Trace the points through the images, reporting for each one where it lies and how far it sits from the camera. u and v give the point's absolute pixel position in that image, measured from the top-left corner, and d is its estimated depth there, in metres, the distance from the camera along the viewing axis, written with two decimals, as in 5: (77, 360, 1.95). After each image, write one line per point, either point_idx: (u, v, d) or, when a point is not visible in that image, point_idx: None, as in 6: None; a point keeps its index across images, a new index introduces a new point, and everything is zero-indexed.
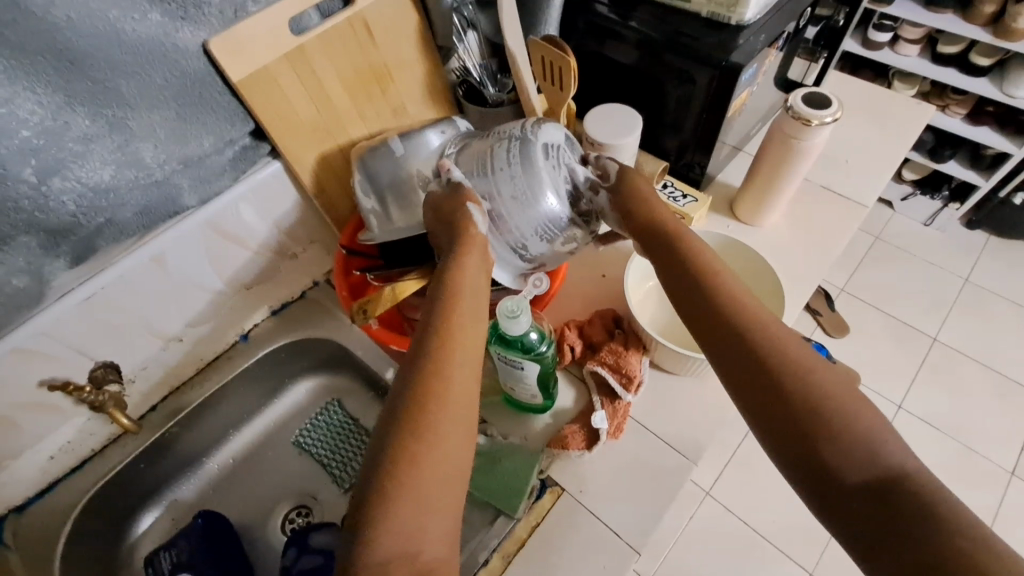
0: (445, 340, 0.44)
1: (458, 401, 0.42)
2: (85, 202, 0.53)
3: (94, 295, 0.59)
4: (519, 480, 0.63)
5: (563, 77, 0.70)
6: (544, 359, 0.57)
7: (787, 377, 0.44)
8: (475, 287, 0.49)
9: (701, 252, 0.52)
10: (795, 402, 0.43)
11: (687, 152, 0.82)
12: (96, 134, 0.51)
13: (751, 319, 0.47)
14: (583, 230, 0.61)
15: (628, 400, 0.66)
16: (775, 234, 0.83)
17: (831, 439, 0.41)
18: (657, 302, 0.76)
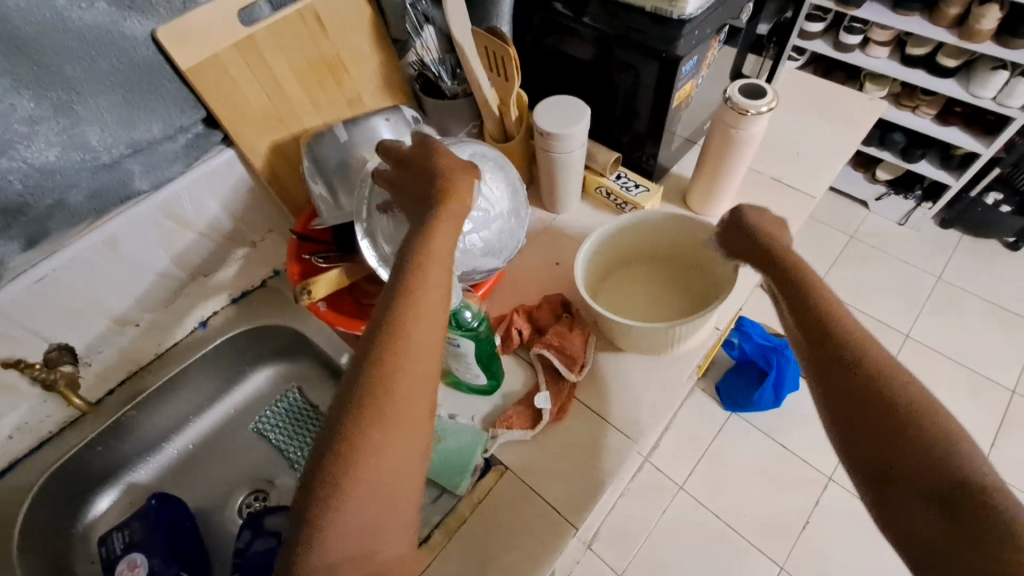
0: (389, 313, 0.45)
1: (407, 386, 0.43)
2: (32, 182, 0.54)
3: (47, 276, 0.61)
4: (462, 459, 0.65)
5: (508, 67, 0.73)
6: (478, 334, 0.59)
7: (871, 377, 0.44)
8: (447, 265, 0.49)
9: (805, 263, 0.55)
10: (867, 397, 0.43)
11: (639, 144, 0.85)
12: (42, 117, 0.52)
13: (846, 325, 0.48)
14: (494, 253, 0.68)
15: (572, 381, 0.68)
16: None
17: (907, 439, 0.41)
18: (610, 286, 0.78)
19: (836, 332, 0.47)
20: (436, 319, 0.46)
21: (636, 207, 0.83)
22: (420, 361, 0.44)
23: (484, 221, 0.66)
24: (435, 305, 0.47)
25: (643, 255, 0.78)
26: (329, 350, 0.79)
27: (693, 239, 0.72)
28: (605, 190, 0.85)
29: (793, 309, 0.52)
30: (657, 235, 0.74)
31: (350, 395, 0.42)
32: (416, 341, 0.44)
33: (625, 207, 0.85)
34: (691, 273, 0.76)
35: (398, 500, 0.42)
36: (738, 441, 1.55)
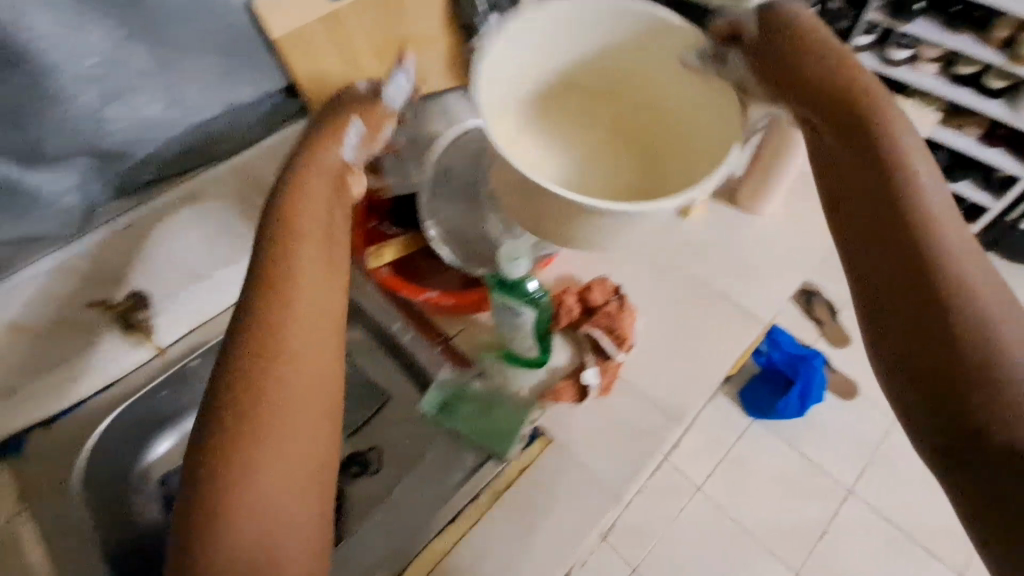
0: (274, 298, 0.48)
1: (296, 323, 0.48)
2: (134, 134, 0.57)
3: (132, 224, 0.67)
4: (509, 425, 0.68)
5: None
6: (539, 305, 0.61)
7: (928, 246, 0.45)
8: (328, 249, 0.53)
9: (892, 106, 0.51)
10: (915, 259, 0.46)
11: None
12: (150, 72, 0.54)
13: (918, 194, 0.47)
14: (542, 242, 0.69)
15: (619, 360, 0.70)
16: (773, 223, 0.86)
17: (936, 306, 0.44)
18: (557, 132, 0.67)
19: (903, 195, 0.47)
20: (326, 301, 0.50)
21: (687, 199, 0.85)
22: (309, 312, 0.49)
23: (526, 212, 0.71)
24: (314, 258, 0.52)
25: (579, 88, 0.66)
26: (379, 318, 0.81)
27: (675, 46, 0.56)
28: None
29: (853, 169, 0.50)
30: (623, 48, 0.60)
31: (236, 386, 0.45)
32: (303, 327, 0.48)
33: None
34: (642, 128, 0.66)
35: (304, 468, 0.45)
36: (760, 447, 1.55)
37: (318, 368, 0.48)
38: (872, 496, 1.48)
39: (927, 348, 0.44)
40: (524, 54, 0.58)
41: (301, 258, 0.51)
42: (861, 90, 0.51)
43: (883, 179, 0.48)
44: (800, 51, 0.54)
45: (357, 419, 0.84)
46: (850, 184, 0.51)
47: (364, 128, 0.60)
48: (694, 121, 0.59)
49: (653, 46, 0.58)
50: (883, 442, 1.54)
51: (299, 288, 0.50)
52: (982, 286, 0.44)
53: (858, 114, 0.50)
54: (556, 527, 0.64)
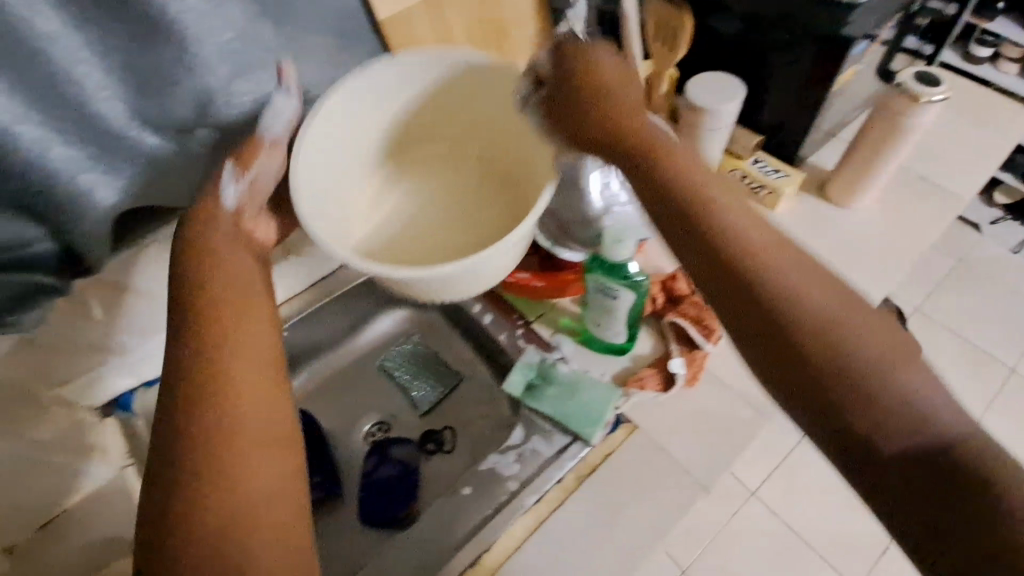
0: (194, 344, 0.45)
1: (208, 378, 0.43)
2: (254, 107, 0.57)
3: None
4: (596, 410, 0.67)
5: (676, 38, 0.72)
6: (641, 288, 0.60)
7: (807, 326, 0.39)
8: (232, 282, 0.50)
9: (661, 143, 0.48)
10: (805, 339, 0.39)
11: (783, 129, 0.82)
12: (275, 47, 0.55)
13: (720, 218, 0.43)
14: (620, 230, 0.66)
15: (707, 350, 0.69)
16: (865, 218, 0.83)
17: (795, 350, 0.39)
18: (413, 189, 0.71)
19: (705, 230, 0.43)
20: (249, 320, 0.48)
21: (774, 191, 0.83)
22: (238, 358, 0.45)
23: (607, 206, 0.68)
24: (230, 304, 0.48)
25: (441, 138, 0.70)
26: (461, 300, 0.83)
27: (505, 93, 0.61)
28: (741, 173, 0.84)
29: (685, 246, 0.44)
30: (456, 96, 0.64)
31: (193, 433, 0.41)
32: (239, 375, 0.44)
33: (760, 192, 0.84)
34: (495, 163, 0.70)
35: (270, 497, 0.40)
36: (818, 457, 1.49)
37: (238, 411, 0.43)
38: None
39: (801, 386, 0.39)
40: (356, 115, 0.61)
41: (213, 292, 0.48)
42: (634, 128, 0.49)
43: (679, 212, 0.44)
44: (583, 78, 0.53)
45: (431, 399, 0.85)
46: (673, 219, 0.44)
47: (242, 177, 0.56)
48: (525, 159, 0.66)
49: (485, 89, 0.62)
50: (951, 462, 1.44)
51: (217, 334, 0.46)
52: (832, 306, 0.40)
53: (635, 176, 0.47)
54: (641, 523, 0.62)
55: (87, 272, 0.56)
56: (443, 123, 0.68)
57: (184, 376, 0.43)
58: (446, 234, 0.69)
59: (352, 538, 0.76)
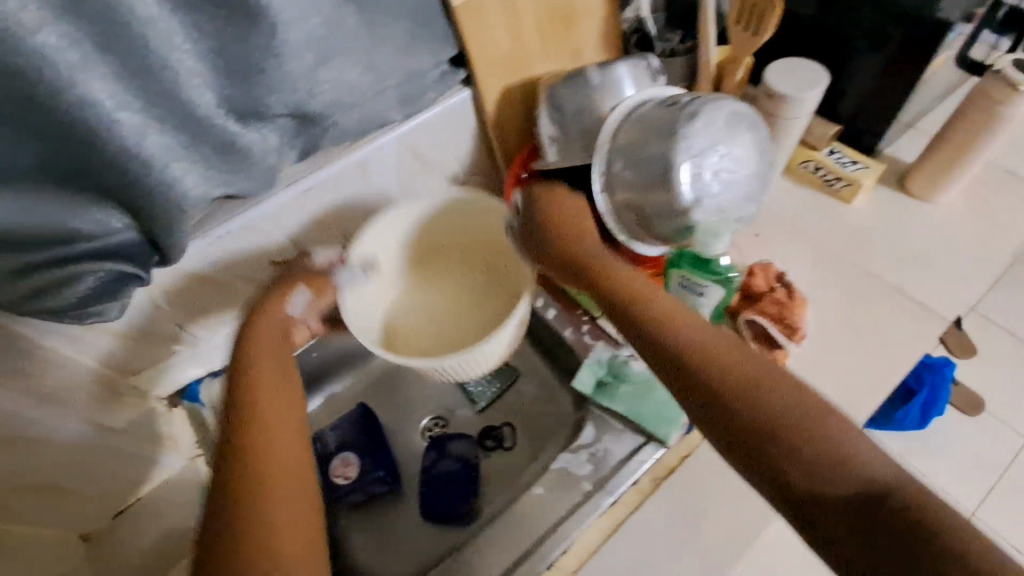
0: (242, 386, 0.54)
1: (258, 424, 0.51)
2: (335, 96, 0.56)
3: (311, 188, 0.66)
4: (672, 410, 0.65)
5: (760, 22, 0.68)
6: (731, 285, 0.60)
7: (732, 395, 0.41)
8: (275, 344, 0.61)
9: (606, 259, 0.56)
10: (731, 403, 0.41)
11: (862, 120, 0.78)
12: (358, 33, 0.54)
13: (650, 306, 0.49)
14: (733, 186, 0.56)
15: (788, 349, 0.67)
16: (950, 213, 0.79)
17: (722, 404, 0.41)
18: (412, 296, 0.80)
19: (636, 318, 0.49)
20: (280, 373, 0.57)
21: (852, 183, 0.79)
22: (279, 408, 0.53)
23: (705, 159, 0.55)
24: (273, 365, 0.58)
25: (450, 250, 0.81)
26: None
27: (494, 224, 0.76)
28: (814, 165, 0.80)
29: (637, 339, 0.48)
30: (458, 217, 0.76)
31: (228, 455, 0.48)
32: (273, 411, 0.53)
33: (837, 184, 0.80)
34: (494, 263, 0.80)
35: (288, 507, 0.45)
36: None
37: (279, 447, 0.50)
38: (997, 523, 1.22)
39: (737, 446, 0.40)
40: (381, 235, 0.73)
41: (252, 343, 0.59)
42: (581, 254, 0.57)
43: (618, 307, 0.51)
44: (554, 201, 0.63)
45: (491, 395, 0.84)
46: (616, 310, 0.51)
47: (308, 296, 0.68)
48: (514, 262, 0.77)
49: (471, 216, 0.76)
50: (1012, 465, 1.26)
51: (265, 391, 0.54)
52: (764, 376, 0.42)
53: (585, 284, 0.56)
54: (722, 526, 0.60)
55: (165, 261, 0.54)
56: (453, 237, 0.80)
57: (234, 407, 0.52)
58: (453, 327, 0.78)
59: (414, 534, 0.75)
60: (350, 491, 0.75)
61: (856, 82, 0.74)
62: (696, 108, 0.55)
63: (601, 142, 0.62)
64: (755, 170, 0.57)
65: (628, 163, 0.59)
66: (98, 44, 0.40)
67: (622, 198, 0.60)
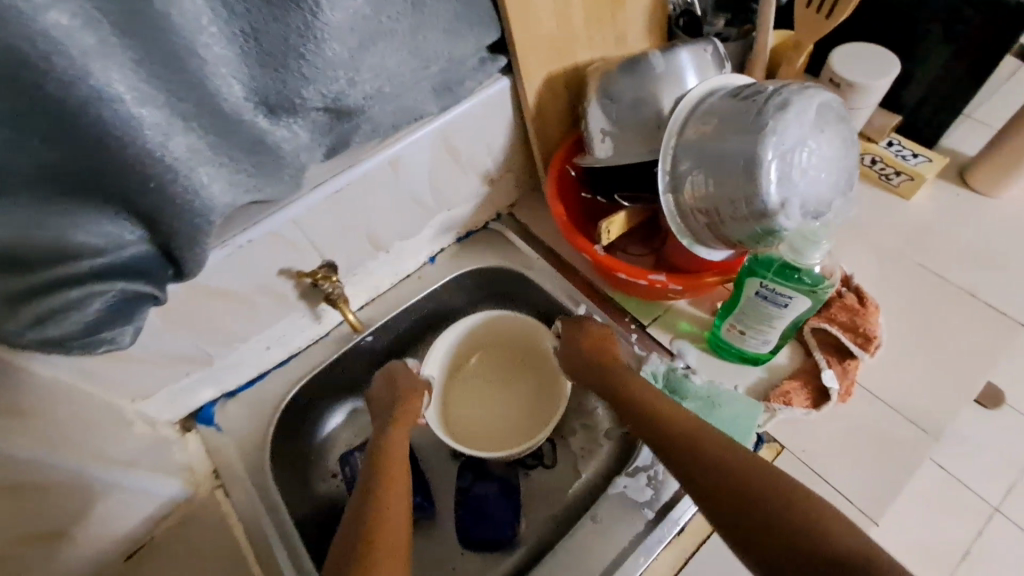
0: (386, 446, 0.62)
1: (394, 479, 0.58)
2: (372, 87, 0.50)
3: (342, 189, 0.59)
4: (740, 429, 0.59)
5: (834, 4, 0.61)
6: (822, 298, 0.50)
7: (716, 474, 0.49)
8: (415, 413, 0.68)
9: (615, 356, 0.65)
10: (716, 481, 0.48)
11: (925, 108, 0.73)
12: (401, 13, 0.48)
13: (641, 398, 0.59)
14: (820, 184, 0.51)
15: (863, 360, 0.61)
16: (1017, 208, 0.74)
17: (706, 477, 0.49)
18: (468, 378, 0.81)
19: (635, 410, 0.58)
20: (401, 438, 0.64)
21: (914, 177, 0.74)
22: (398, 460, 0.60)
23: (791, 154, 0.49)
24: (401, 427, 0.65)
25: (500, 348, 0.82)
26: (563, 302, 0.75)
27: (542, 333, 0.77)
28: (872, 158, 0.75)
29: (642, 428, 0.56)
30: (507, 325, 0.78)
31: (367, 485, 0.57)
32: (396, 459, 0.61)
33: (896, 177, 0.75)
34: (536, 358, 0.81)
35: (398, 516, 0.54)
36: None
37: (403, 502, 0.56)
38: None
39: (722, 512, 0.47)
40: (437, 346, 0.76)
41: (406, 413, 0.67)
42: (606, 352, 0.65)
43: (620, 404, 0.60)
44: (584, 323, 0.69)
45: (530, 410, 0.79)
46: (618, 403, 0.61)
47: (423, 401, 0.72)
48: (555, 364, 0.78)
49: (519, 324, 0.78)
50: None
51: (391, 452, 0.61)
52: (740, 452, 0.50)
53: (607, 376, 0.64)
54: None
55: (183, 276, 0.47)
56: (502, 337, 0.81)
57: (375, 451, 0.62)
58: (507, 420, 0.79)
59: (451, 561, 0.70)
60: None
61: (922, 68, 0.69)
62: (785, 98, 0.49)
63: (669, 133, 0.56)
64: (838, 170, 0.52)
65: (700, 158, 0.53)
66: (118, 27, 0.35)
67: (692, 197, 0.54)
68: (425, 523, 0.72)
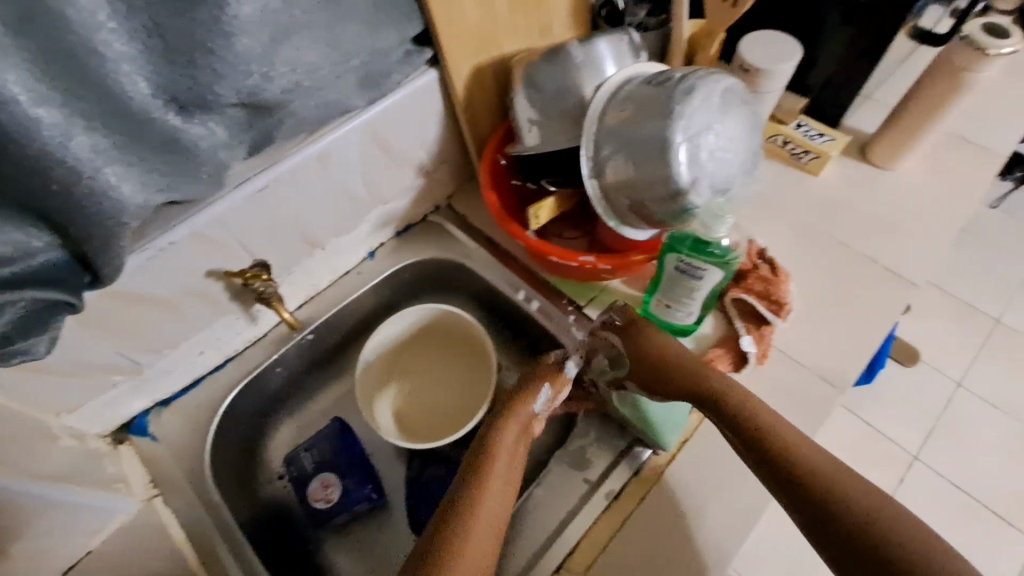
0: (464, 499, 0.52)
1: (493, 487, 0.54)
2: (293, 82, 0.50)
3: (267, 187, 0.58)
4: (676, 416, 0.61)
5: None
6: (730, 267, 0.55)
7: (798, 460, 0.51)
8: (507, 490, 0.54)
9: (746, 392, 0.57)
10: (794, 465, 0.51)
11: (830, 90, 0.79)
12: (316, 6, 0.48)
13: (814, 473, 0.50)
14: (731, 167, 0.54)
15: (776, 326, 0.67)
16: (911, 178, 0.81)
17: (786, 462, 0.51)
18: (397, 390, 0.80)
19: (805, 483, 0.50)
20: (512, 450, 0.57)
21: (820, 155, 0.79)
22: (502, 475, 0.55)
23: (699, 134, 0.53)
24: (512, 442, 0.57)
25: (413, 351, 0.82)
26: (501, 288, 0.77)
27: (443, 317, 0.79)
28: (783, 139, 0.81)
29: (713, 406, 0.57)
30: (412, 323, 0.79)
31: None
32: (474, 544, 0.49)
33: (805, 156, 0.80)
34: (449, 342, 0.82)
35: (485, 529, 0.51)
36: None
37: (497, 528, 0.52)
38: (939, 463, 1.19)
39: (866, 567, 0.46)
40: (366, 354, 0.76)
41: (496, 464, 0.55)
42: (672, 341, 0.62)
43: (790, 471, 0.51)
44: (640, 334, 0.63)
45: (467, 392, 0.79)
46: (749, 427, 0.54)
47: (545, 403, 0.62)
48: (466, 337, 0.80)
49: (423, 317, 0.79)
50: (949, 406, 1.24)
51: (500, 466, 0.55)
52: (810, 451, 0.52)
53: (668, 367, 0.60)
54: (724, 510, 0.59)
55: (100, 282, 0.46)
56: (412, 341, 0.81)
57: None
58: (450, 408, 0.79)
59: (403, 550, 0.71)
60: (334, 513, 0.70)
61: (825, 53, 0.75)
62: (692, 84, 0.53)
63: (590, 120, 0.58)
64: (744, 149, 0.55)
65: (620, 144, 0.56)
66: (5, 26, 0.33)
67: (614, 180, 0.57)
68: (377, 513, 0.73)
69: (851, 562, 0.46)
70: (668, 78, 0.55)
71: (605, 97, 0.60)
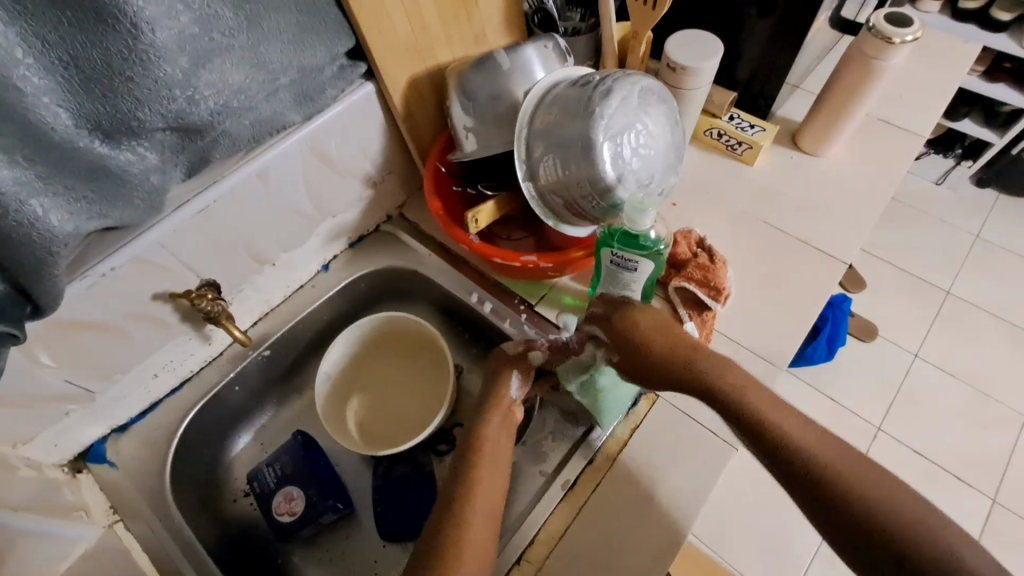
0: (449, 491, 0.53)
1: (485, 478, 0.54)
2: (222, 103, 0.51)
3: (208, 207, 0.59)
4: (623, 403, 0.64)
5: None
6: (659, 257, 0.57)
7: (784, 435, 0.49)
8: (499, 478, 0.55)
9: (728, 367, 0.54)
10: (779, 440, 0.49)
11: (757, 82, 0.82)
12: (237, 29, 0.49)
13: (804, 447, 0.48)
14: (654, 161, 0.58)
15: (717, 310, 0.69)
16: (838, 162, 0.85)
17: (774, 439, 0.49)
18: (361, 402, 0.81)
19: (794, 458, 0.48)
20: (500, 437, 0.59)
21: (752, 145, 0.83)
22: (494, 467, 0.56)
23: (621, 134, 0.56)
24: (499, 431, 0.59)
25: (372, 363, 0.83)
26: (454, 292, 0.79)
27: (394, 324, 0.81)
28: (718, 132, 0.84)
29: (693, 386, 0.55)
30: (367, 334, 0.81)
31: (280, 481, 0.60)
32: (475, 532, 0.50)
33: (739, 147, 0.84)
34: (406, 349, 0.83)
35: (481, 521, 0.52)
36: None
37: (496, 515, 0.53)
38: (900, 433, 1.24)
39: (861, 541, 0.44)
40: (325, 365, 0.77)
41: (485, 457, 0.56)
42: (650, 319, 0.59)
43: (785, 456, 0.48)
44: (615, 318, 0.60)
45: (430, 393, 0.81)
46: (733, 405, 0.52)
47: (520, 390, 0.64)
48: (421, 340, 0.82)
49: (376, 327, 0.81)
50: (906, 377, 1.29)
51: (488, 455, 0.56)
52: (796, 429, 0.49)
53: (643, 350, 0.57)
54: (677, 489, 0.61)
55: (43, 312, 0.46)
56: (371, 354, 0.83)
57: None
58: (415, 412, 0.80)
59: (372, 554, 0.72)
60: (300, 524, 0.71)
61: (747, 48, 0.79)
62: (610, 86, 0.55)
63: (520, 124, 0.60)
64: (665, 143, 0.59)
65: (548, 145, 0.58)
66: None
67: (547, 181, 0.59)
68: (345, 520, 0.74)
69: (843, 532, 0.45)
70: (589, 80, 0.58)
71: (533, 100, 0.62)
